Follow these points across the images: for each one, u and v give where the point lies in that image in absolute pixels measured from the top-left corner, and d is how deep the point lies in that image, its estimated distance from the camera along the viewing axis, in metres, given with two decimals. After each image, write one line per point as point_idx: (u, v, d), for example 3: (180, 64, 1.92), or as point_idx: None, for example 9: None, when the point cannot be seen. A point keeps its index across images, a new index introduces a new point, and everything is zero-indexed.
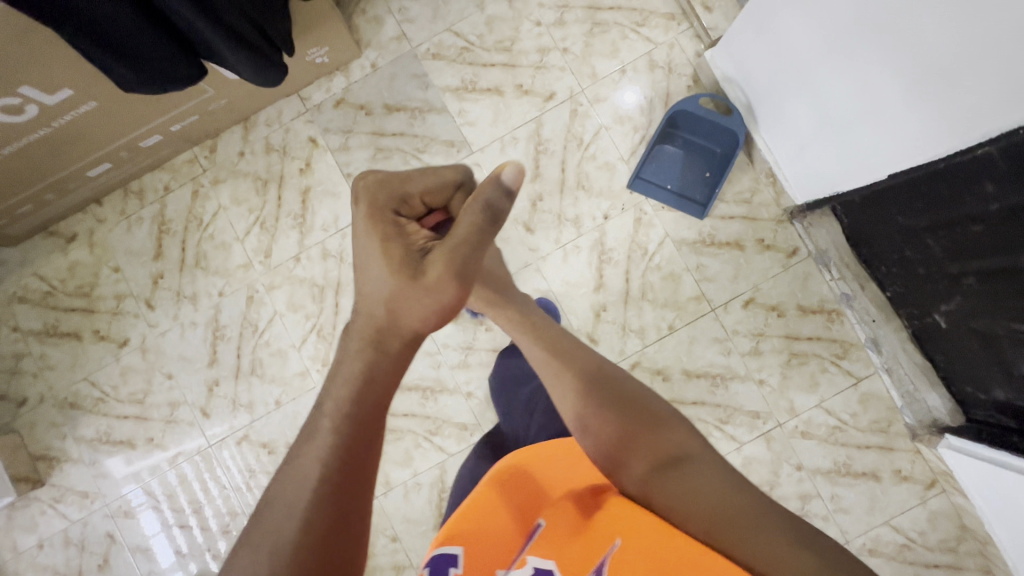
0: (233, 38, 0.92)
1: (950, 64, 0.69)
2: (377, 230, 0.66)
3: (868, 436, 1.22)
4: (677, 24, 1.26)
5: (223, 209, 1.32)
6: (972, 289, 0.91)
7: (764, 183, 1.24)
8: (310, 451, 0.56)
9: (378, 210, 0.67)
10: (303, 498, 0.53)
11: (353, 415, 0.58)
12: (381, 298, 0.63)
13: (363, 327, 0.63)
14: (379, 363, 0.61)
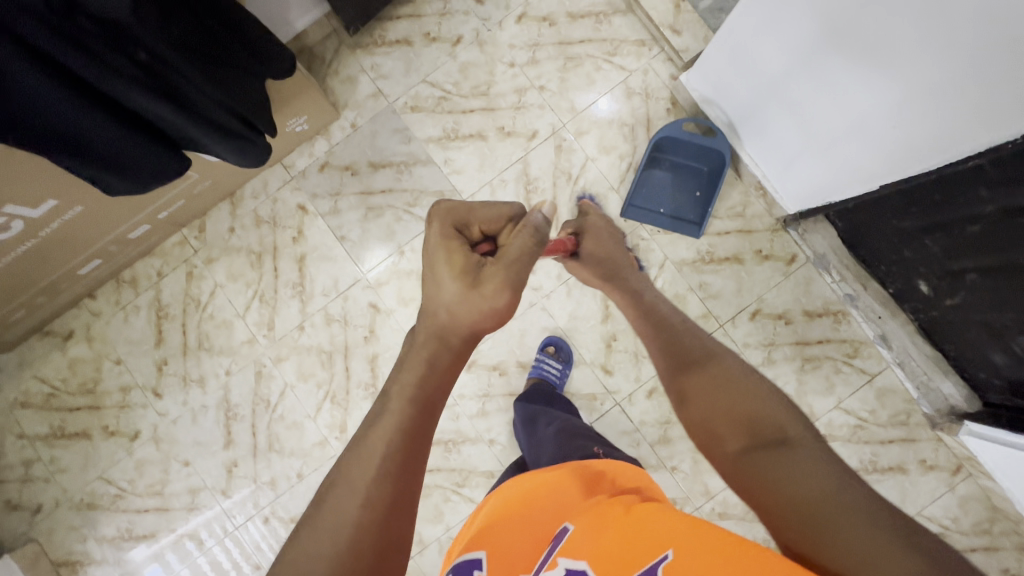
0: (216, 130, 0.92)
1: (935, 86, 0.71)
2: (439, 238, 0.66)
3: (890, 430, 1.23)
4: (648, 50, 1.28)
5: (220, 287, 1.30)
6: (975, 284, 0.93)
7: (754, 195, 1.25)
8: (376, 434, 0.54)
9: (444, 222, 0.67)
10: (368, 479, 0.51)
11: (418, 397, 0.56)
12: (441, 303, 0.62)
13: (423, 325, 0.61)
14: (441, 352, 0.60)
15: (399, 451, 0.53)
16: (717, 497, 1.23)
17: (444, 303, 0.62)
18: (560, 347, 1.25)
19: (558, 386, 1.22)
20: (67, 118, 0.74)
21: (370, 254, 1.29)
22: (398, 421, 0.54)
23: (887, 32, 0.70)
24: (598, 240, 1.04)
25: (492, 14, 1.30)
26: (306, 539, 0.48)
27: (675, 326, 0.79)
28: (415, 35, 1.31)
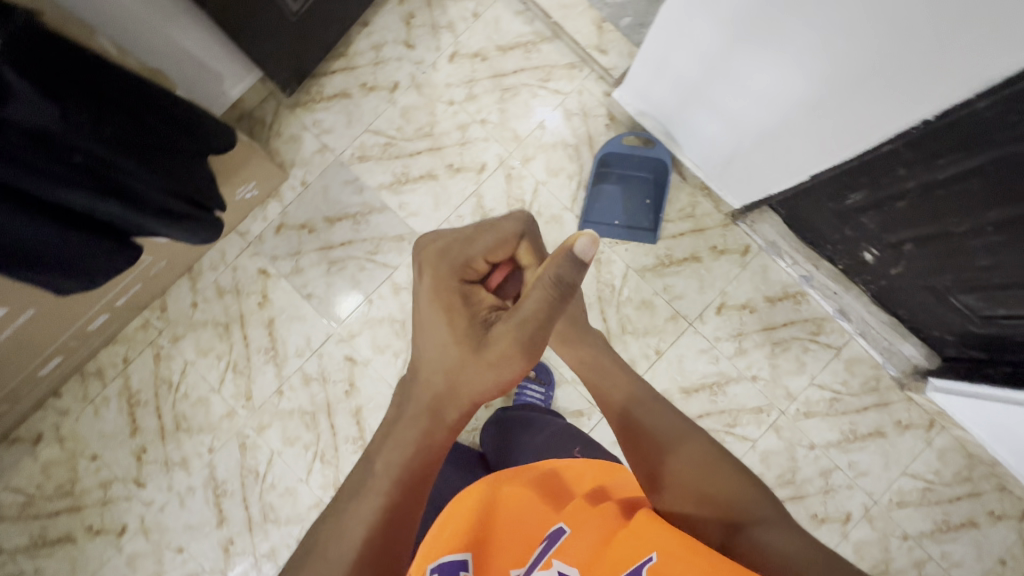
0: (163, 214, 0.91)
1: (843, 81, 0.75)
2: (440, 297, 0.63)
3: (863, 397, 1.27)
4: (579, 71, 1.32)
5: (191, 364, 1.28)
6: (912, 252, 1.00)
7: (701, 195, 1.30)
8: (356, 512, 0.55)
9: (445, 277, 0.63)
10: (346, 561, 0.51)
11: (403, 480, 0.57)
12: (439, 371, 0.61)
13: (417, 396, 0.62)
14: (428, 434, 0.60)
15: (381, 527, 0.54)
16: None
17: (442, 377, 0.61)
18: (540, 370, 1.26)
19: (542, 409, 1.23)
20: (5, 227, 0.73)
21: (338, 307, 1.29)
22: (381, 501, 0.55)
23: (800, 46, 0.75)
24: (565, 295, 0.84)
25: (424, 57, 1.33)
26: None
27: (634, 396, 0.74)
28: (352, 87, 1.33)
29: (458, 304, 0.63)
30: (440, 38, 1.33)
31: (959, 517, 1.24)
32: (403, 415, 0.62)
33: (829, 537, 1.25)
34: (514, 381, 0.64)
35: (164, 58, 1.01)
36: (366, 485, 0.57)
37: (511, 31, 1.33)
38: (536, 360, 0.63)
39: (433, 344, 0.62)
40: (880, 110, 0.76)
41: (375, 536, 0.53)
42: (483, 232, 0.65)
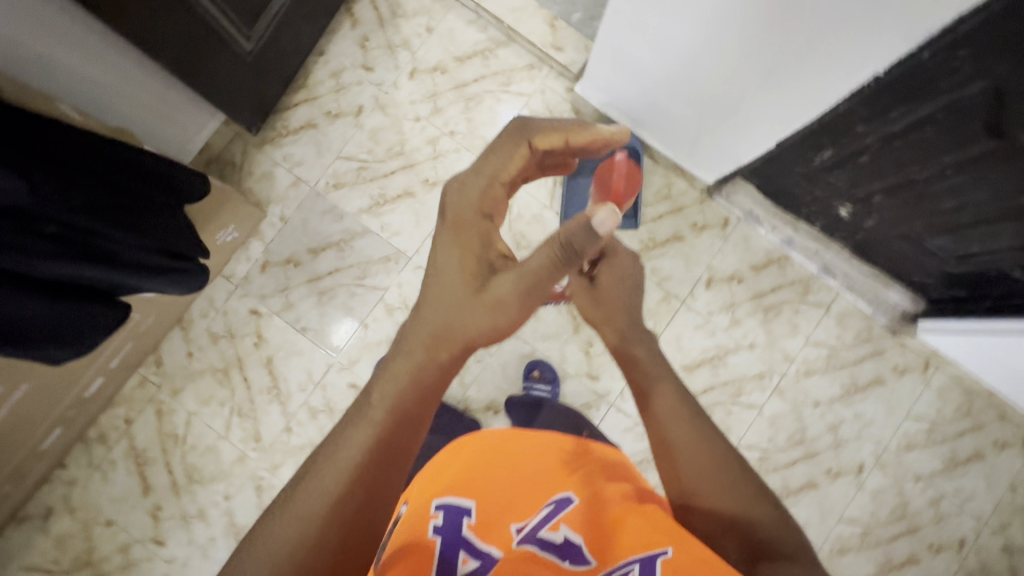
0: (145, 270, 0.90)
1: (791, 47, 0.77)
2: (452, 226, 0.67)
3: (859, 349, 1.30)
4: (539, 71, 1.34)
5: (195, 414, 1.27)
6: (882, 203, 1.03)
7: (675, 175, 1.32)
8: (355, 435, 0.55)
9: (462, 210, 0.68)
10: (336, 488, 0.52)
11: (400, 412, 0.57)
12: (442, 309, 0.63)
13: (415, 331, 0.62)
14: (424, 367, 0.61)
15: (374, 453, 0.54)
16: None
17: (443, 314, 0.62)
18: (543, 369, 1.27)
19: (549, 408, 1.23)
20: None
21: (334, 336, 1.29)
22: (375, 431, 0.55)
23: (737, 16, 0.78)
24: (616, 274, 0.75)
25: (385, 78, 1.34)
26: (275, 532, 0.50)
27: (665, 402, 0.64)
28: (317, 117, 1.33)
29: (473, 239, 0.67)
30: (398, 57, 1.34)
31: (966, 451, 1.28)
32: (404, 344, 0.62)
33: (846, 490, 1.28)
34: (508, 333, 0.65)
35: (123, 111, 1.00)
36: (364, 411, 0.57)
37: (466, 41, 1.34)
38: (531, 313, 0.66)
39: (439, 277, 0.65)
40: (831, 69, 0.78)
41: (371, 463, 0.54)
42: (512, 145, 0.71)
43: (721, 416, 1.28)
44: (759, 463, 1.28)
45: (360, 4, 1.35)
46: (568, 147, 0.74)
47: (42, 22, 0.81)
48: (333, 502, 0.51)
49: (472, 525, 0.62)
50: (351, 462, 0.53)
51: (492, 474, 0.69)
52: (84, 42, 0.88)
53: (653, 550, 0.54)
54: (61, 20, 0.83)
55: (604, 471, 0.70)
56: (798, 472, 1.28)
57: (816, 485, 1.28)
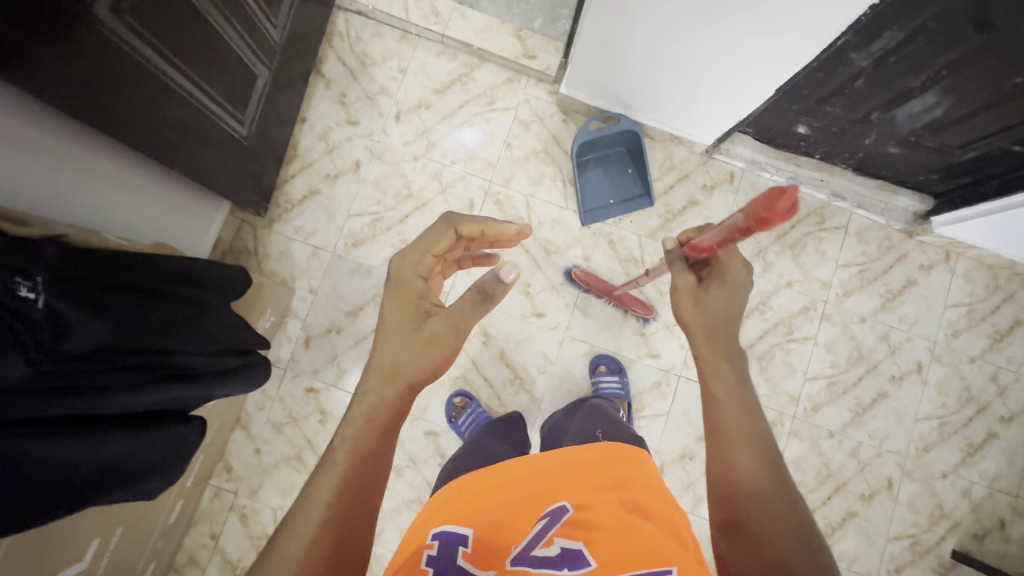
0: (224, 373, 0.83)
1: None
2: (393, 285, 0.72)
3: (885, 258, 1.37)
4: (518, 83, 1.37)
5: (280, 508, 1.23)
6: (882, 118, 1.10)
7: (673, 145, 1.37)
8: (324, 482, 0.58)
9: (403, 271, 0.72)
10: (307, 534, 0.54)
11: (358, 450, 0.61)
12: (388, 354, 0.67)
13: (371, 376, 0.66)
14: (376, 412, 0.64)
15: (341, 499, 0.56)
16: (803, 397, 1.32)
17: (392, 350, 0.68)
18: (609, 362, 1.30)
19: (625, 397, 1.24)
20: (79, 452, 0.67)
21: None
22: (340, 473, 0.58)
23: None
24: (730, 294, 0.77)
25: (372, 128, 1.35)
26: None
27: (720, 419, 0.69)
28: (318, 182, 1.33)
29: (410, 291, 0.72)
30: (379, 104, 1.35)
31: (1005, 323, 1.35)
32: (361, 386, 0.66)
33: (913, 390, 1.34)
34: (445, 369, 0.70)
35: (131, 227, 0.97)
36: (332, 455, 0.60)
37: (440, 72, 1.37)
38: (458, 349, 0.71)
39: (384, 327, 0.70)
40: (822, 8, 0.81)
41: (337, 507, 0.56)
42: (446, 228, 0.74)
43: (782, 356, 1.33)
44: (829, 389, 1.33)
45: (328, 64, 1.36)
46: (486, 235, 0.79)
47: (52, 155, 0.77)
48: (304, 550, 0.53)
49: (466, 554, 0.56)
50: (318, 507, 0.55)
51: (490, 498, 0.64)
52: (93, 163, 0.85)
53: (658, 567, 0.51)
54: (67, 148, 0.80)
55: (609, 480, 0.65)
56: (866, 388, 1.33)
57: (885, 394, 1.33)
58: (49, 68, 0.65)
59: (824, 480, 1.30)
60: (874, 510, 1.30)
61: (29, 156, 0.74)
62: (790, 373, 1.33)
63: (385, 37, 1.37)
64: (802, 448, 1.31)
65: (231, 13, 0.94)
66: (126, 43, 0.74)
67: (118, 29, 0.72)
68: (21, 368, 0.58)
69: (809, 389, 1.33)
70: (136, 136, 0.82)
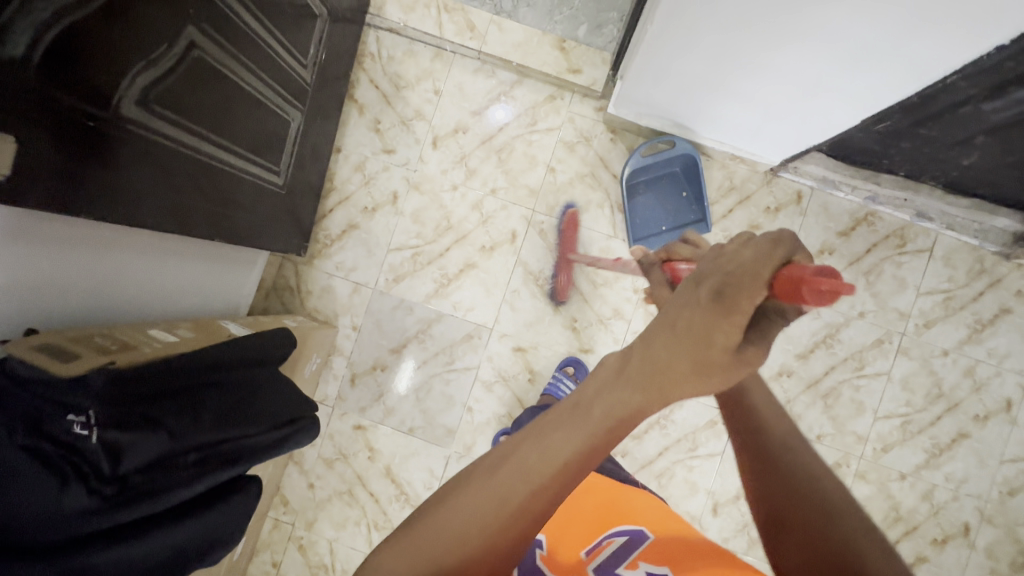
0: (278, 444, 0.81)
1: (883, 21, 0.68)
2: (713, 281, 0.41)
3: (975, 284, 1.23)
4: (562, 100, 1.27)
5: (335, 540, 1.27)
6: (986, 143, 0.94)
7: (733, 164, 1.25)
8: (565, 431, 0.42)
9: (740, 267, 0.40)
10: (532, 484, 0.41)
11: (615, 430, 0.42)
12: (681, 368, 0.41)
13: (651, 377, 0.42)
14: (641, 408, 0.43)
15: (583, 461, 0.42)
16: (872, 437, 1.23)
17: (677, 372, 0.41)
18: (578, 365, 1.24)
19: None
20: (157, 547, 0.66)
21: (442, 426, 1.27)
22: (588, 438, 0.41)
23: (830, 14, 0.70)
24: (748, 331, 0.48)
25: (409, 156, 1.29)
26: (440, 515, 0.41)
27: (848, 490, 0.51)
28: (356, 216, 1.29)
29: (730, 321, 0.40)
30: (415, 130, 1.29)
31: None
32: (619, 370, 0.44)
33: (1000, 430, 1.22)
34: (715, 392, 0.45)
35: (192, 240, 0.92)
36: (585, 410, 0.43)
37: (478, 91, 1.28)
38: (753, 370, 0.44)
39: (679, 338, 0.42)
40: (941, 33, 0.68)
41: (565, 471, 0.41)
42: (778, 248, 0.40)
43: (849, 394, 1.23)
44: (903, 428, 1.23)
45: (360, 88, 1.29)
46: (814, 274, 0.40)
47: (74, 243, 0.71)
48: (499, 516, 0.40)
49: (543, 557, 0.64)
50: (539, 464, 0.41)
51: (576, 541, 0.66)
52: (127, 239, 0.79)
53: None
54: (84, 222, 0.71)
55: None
56: (945, 427, 1.23)
57: (968, 434, 1.22)
58: (91, 177, 0.63)
59: (892, 524, 1.22)
60: (948, 556, 1.22)
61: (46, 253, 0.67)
62: (859, 411, 1.23)
63: (418, 54, 1.28)
64: (869, 490, 1.23)
65: (261, 67, 0.90)
66: (155, 132, 0.71)
67: (146, 121, 0.68)
68: (82, 499, 0.58)
69: (879, 429, 1.23)
70: (175, 221, 0.80)
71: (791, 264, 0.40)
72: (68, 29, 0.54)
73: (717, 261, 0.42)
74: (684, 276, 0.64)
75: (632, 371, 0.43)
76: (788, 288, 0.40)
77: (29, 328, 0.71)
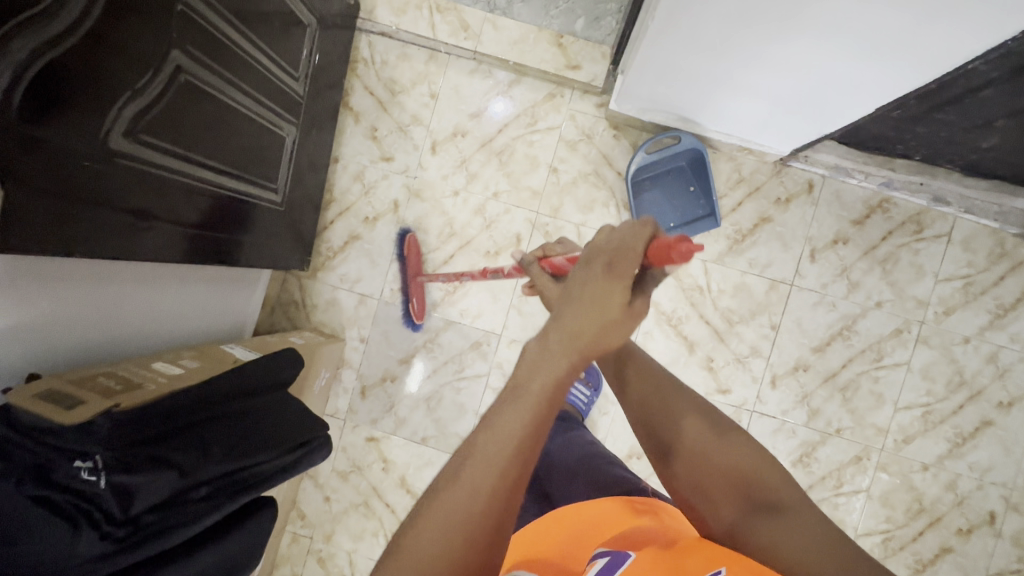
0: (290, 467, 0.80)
1: (899, 9, 0.65)
2: (601, 260, 0.48)
3: (996, 268, 1.19)
4: (561, 98, 1.24)
5: (353, 551, 1.28)
6: (1008, 126, 0.89)
7: (741, 155, 1.22)
8: (509, 413, 0.43)
9: (619, 245, 0.48)
10: (495, 469, 0.41)
11: (555, 396, 0.44)
12: (589, 324, 0.45)
13: (568, 343, 0.45)
14: (569, 372, 0.45)
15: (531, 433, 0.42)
16: (893, 429, 1.21)
17: (587, 330, 0.45)
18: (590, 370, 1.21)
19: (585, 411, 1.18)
20: None
21: (454, 434, 1.26)
22: (533, 411, 0.43)
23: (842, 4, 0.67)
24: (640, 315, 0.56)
25: (408, 162, 1.26)
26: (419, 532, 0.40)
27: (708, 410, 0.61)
28: (357, 226, 1.27)
29: (614, 282, 0.46)
30: (413, 135, 1.26)
31: None
32: (543, 344, 0.46)
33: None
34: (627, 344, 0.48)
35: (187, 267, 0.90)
36: (522, 388, 0.44)
37: (475, 93, 1.25)
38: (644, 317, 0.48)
39: (586, 305, 0.46)
40: (959, 19, 0.64)
41: (521, 449, 0.42)
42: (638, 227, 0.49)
43: (868, 386, 1.21)
44: (924, 419, 1.20)
45: (355, 95, 1.26)
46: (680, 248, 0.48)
47: (62, 278, 0.68)
48: (478, 510, 0.40)
49: None
50: (496, 450, 0.42)
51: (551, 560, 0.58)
52: (120, 271, 0.77)
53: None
54: (71, 263, 0.68)
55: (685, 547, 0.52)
56: (968, 416, 1.20)
57: (991, 422, 1.20)
58: (82, 212, 0.62)
59: (916, 515, 1.20)
60: (973, 546, 1.20)
61: (27, 298, 0.64)
62: (878, 403, 1.21)
63: (412, 57, 1.25)
64: (891, 482, 1.21)
65: (252, 84, 0.87)
66: (147, 162, 0.69)
67: (137, 152, 0.67)
68: (95, 545, 0.57)
69: (899, 420, 1.21)
70: (174, 249, 0.79)
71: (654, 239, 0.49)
72: (47, 67, 0.53)
73: (594, 246, 0.49)
74: (562, 268, 0.64)
75: (553, 342, 0.45)
76: (661, 254, 0.48)
77: (30, 373, 0.70)
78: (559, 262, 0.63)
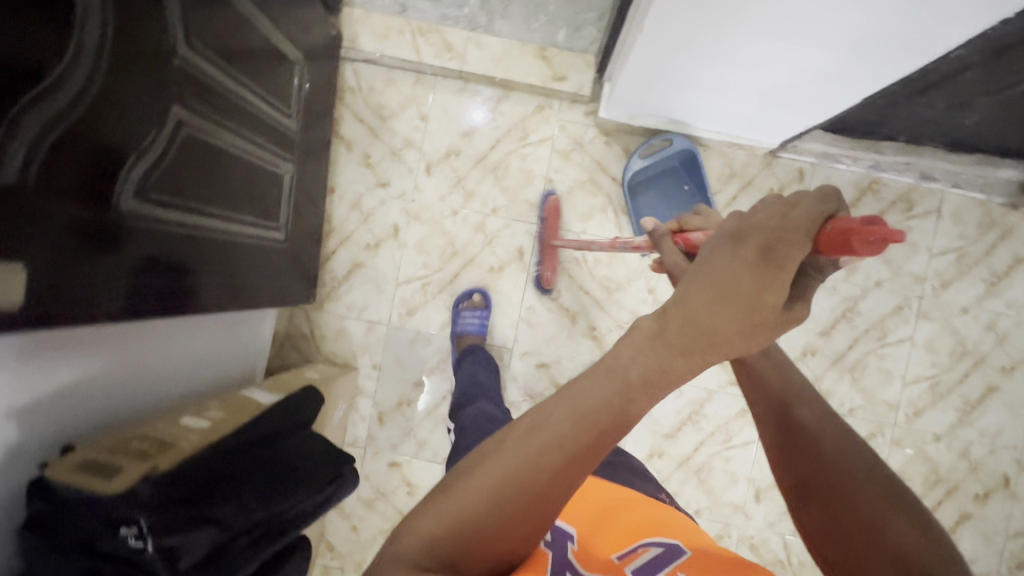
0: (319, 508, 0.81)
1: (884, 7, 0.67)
2: (757, 240, 0.44)
3: (986, 238, 1.22)
4: (550, 109, 1.25)
5: None
6: (990, 103, 0.92)
7: (731, 150, 1.24)
8: (597, 386, 0.43)
9: (785, 229, 0.43)
10: (566, 445, 0.42)
11: (643, 393, 0.43)
12: (727, 315, 0.42)
13: (685, 331, 0.43)
14: (667, 369, 0.43)
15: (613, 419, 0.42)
16: (903, 404, 1.24)
17: (723, 322, 0.43)
18: None
19: None
20: None
21: None
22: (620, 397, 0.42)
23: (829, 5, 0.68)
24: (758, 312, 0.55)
25: (404, 186, 1.27)
26: (478, 473, 0.42)
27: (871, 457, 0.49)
28: (360, 254, 1.28)
29: (772, 271, 0.42)
30: (406, 159, 1.27)
31: None
32: (656, 327, 0.44)
33: None
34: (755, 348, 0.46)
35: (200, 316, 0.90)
36: (617, 370, 0.43)
37: (465, 111, 1.26)
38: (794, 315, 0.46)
39: (726, 292, 0.43)
40: (940, 14, 0.67)
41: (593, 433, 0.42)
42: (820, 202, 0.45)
43: (875, 364, 1.23)
44: (932, 391, 1.23)
45: (345, 124, 1.27)
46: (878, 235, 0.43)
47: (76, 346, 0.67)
48: (534, 475, 0.42)
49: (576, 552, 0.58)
50: (570, 426, 0.42)
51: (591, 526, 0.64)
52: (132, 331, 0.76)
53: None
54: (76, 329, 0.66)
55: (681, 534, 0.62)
56: (973, 384, 1.23)
57: (996, 387, 1.23)
58: (100, 279, 0.61)
59: (933, 486, 1.23)
60: (991, 510, 1.23)
61: (50, 371, 0.65)
62: (887, 380, 1.24)
63: (399, 82, 1.26)
64: (906, 456, 1.24)
65: (249, 128, 0.88)
66: (156, 221, 0.69)
67: (146, 212, 0.67)
68: None
69: (909, 394, 1.24)
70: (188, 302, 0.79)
71: (832, 223, 0.44)
72: (58, 140, 0.53)
73: (752, 221, 0.45)
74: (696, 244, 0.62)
75: (673, 325, 0.43)
76: (835, 240, 0.44)
77: (63, 444, 0.69)
78: (697, 238, 0.62)
